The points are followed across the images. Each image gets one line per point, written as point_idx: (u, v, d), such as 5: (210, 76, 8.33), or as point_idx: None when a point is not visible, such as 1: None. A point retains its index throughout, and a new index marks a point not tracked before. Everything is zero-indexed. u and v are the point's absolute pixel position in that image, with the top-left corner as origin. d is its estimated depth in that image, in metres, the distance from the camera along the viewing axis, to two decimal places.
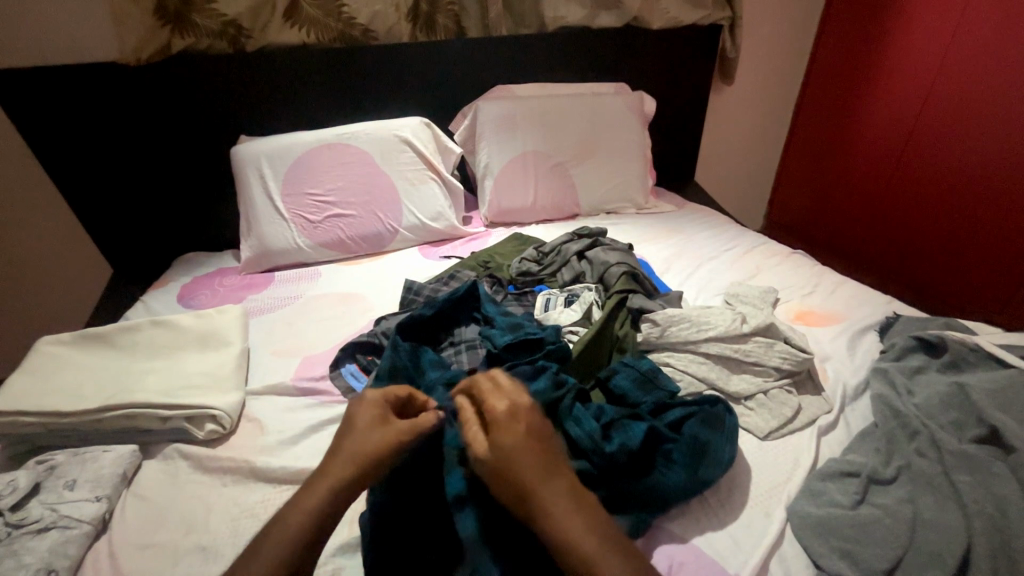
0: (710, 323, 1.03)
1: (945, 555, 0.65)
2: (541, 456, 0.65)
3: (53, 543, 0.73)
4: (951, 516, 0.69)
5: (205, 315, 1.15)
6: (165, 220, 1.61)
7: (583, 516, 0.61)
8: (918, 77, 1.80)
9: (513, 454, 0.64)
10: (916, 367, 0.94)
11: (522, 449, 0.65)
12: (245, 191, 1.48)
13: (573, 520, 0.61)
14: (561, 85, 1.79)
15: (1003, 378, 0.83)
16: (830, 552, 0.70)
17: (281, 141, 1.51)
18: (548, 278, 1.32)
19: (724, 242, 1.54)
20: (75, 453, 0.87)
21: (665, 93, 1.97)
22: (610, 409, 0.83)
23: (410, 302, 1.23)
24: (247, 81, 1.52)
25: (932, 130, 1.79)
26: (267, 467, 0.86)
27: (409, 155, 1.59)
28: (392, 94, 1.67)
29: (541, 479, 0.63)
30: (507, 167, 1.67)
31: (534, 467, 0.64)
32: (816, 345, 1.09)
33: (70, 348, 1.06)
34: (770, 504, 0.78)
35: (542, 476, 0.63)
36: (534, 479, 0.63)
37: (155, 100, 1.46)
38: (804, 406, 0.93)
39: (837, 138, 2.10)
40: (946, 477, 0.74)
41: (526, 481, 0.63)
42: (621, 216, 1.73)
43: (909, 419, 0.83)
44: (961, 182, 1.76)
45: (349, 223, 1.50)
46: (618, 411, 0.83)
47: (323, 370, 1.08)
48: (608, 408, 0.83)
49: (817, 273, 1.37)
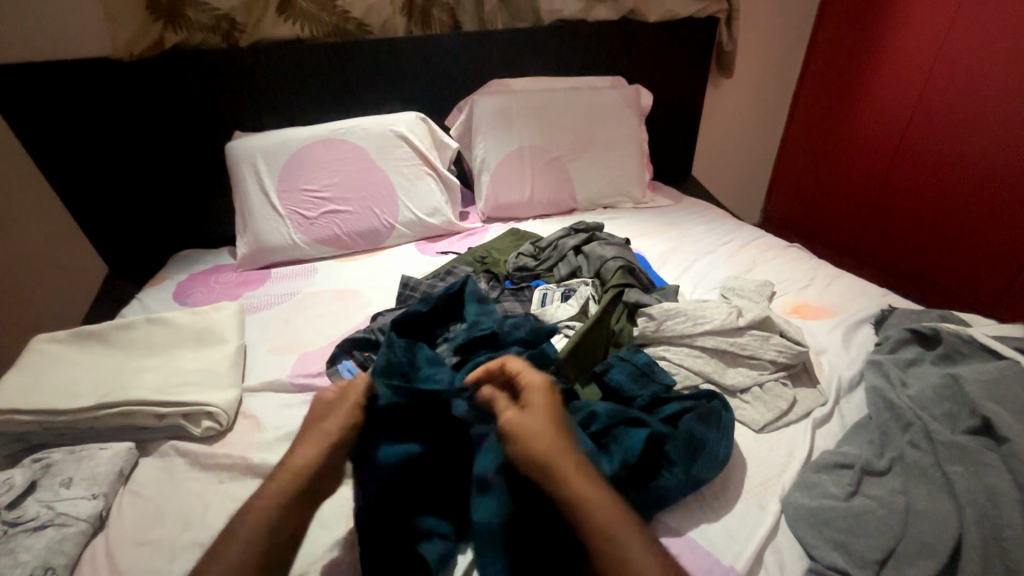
0: (705, 317, 1.03)
1: (936, 545, 0.66)
2: (556, 422, 0.74)
3: (48, 541, 0.73)
4: (943, 506, 0.70)
5: (200, 313, 1.15)
6: (160, 217, 1.60)
7: (597, 478, 0.68)
8: (915, 69, 1.79)
9: (532, 417, 0.74)
10: (909, 360, 0.95)
11: (543, 413, 0.74)
12: (240, 187, 1.47)
13: (584, 484, 0.67)
14: (557, 79, 1.78)
15: (996, 369, 0.83)
16: (823, 544, 0.70)
17: (276, 137, 1.50)
18: (544, 273, 1.32)
19: (720, 236, 1.54)
20: (71, 451, 0.87)
21: (662, 87, 1.96)
22: (600, 410, 0.81)
23: (406, 298, 1.23)
24: (241, 77, 1.51)
25: (928, 124, 1.79)
26: (265, 463, 0.86)
27: (405, 150, 1.58)
28: (388, 89, 1.66)
29: (557, 441, 0.71)
30: (503, 163, 1.66)
31: (548, 429, 0.72)
32: (811, 338, 1.09)
33: (64, 346, 1.05)
34: (764, 497, 0.79)
35: (555, 442, 0.71)
36: (548, 441, 0.71)
37: (148, 96, 1.45)
38: (798, 398, 0.94)
39: (834, 132, 2.10)
40: (938, 468, 0.74)
41: (541, 444, 0.70)
42: (618, 210, 1.72)
43: (902, 411, 0.83)
44: (958, 176, 1.76)
45: (345, 219, 1.50)
46: (606, 408, 0.81)
47: (319, 366, 1.08)
48: (598, 410, 0.81)
49: (813, 266, 1.37)
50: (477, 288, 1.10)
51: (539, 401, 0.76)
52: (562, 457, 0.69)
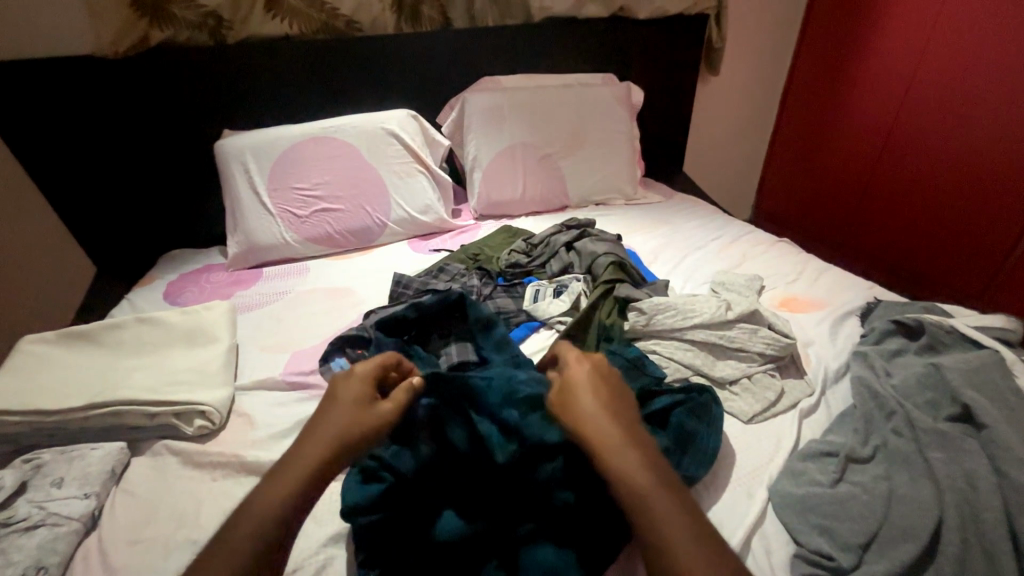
0: (695, 310, 1.04)
1: (918, 528, 0.67)
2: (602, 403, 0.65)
3: (41, 540, 0.73)
4: (923, 491, 0.71)
5: (191, 312, 1.15)
6: (149, 216, 1.59)
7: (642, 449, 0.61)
8: (901, 65, 1.82)
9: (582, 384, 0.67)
10: (893, 350, 0.97)
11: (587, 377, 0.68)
12: (230, 186, 1.47)
13: (631, 448, 0.60)
14: (548, 77, 1.79)
15: (976, 358, 0.85)
16: (809, 529, 0.72)
17: (267, 135, 1.50)
18: (536, 269, 1.33)
19: (711, 232, 1.55)
20: (61, 451, 0.86)
21: (652, 84, 1.97)
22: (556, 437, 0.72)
23: (399, 296, 1.23)
24: (231, 74, 1.49)
25: (914, 119, 1.82)
26: (258, 461, 0.86)
27: (396, 147, 1.58)
28: (378, 87, 1.65)
29: (597, 401, 0.65)
30: (494, 160, 1.67)
31: (596, 414, 0.63)
32: (799, 330, 1.11)
33: (53, 347, 1.04)
34: (753, 485, 0.80)
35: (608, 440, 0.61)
36: (598, 434, 0.62)
37: (134, 95, 1.43)
38: (786, 389, 0.95)
39: (822, 130, 2.12)
40: (920, 454, 0.76)
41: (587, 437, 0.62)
42: (609, 207, 1.74)
43: (886, 400, 0.85)
44: (943, 171, 1.79)
45: (337, 217, 1.49)
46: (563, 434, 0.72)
47: (311, 364, 1.08)
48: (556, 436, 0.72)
49: (800, 261, 1.39)
50: (483, 310, 1.02)
51: (584, 370, 0.69)
52: (620, 453, 0.59)
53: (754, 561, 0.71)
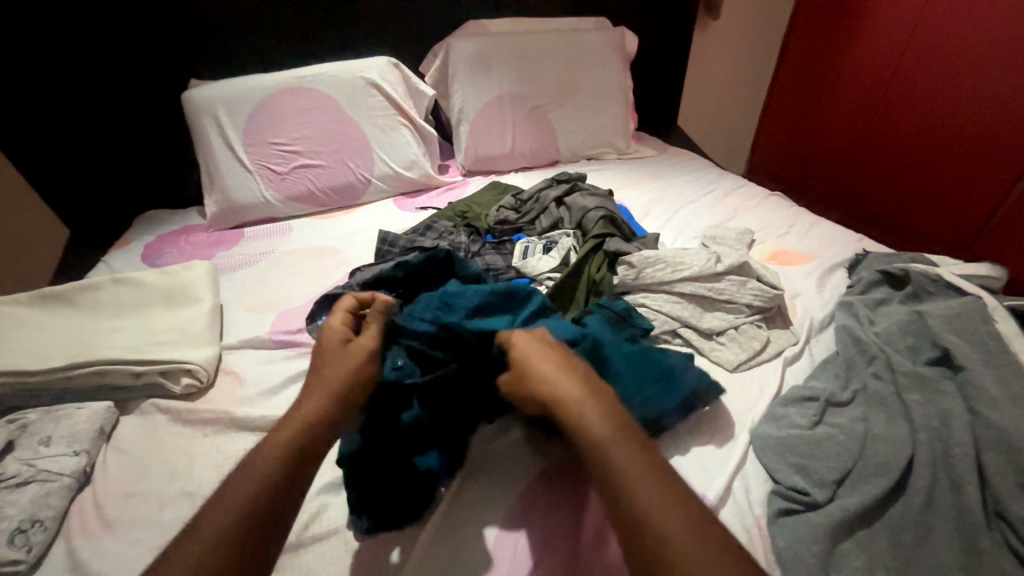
0: (684, 263, 1.03)
1: (890, 464, 0.70)
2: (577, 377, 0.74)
3: (34, 495, 0.73)
4: (898, 431, 0.74)
5: (170, 272, 1.11)
6: (120, 175, 1.51)
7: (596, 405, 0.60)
8: (908, 8, 1.73)
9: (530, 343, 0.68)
10: (879, 300, 0.98)
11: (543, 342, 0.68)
12: (202, 140, 1.39)
13: (584, 409, 0.59)
14: (537, 22, 1.69)
15: (959, 305, 0.86)
16: (787, 468, 0.74)
17: (237, 85, 1.41)
18: (525, 226, 1.30)
19: (703, 187, 1.52)
20: (47, 411, 0.86)
21: (647, 29, 1.87)
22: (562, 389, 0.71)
23: (386, 253, 1.21)
24: (193, 17, 1.38)
25: (916, 68, 1.76)
26: (248, 417, 0.86)
27: (378, 99, 1.50)
28: (356, 32, 1.54)
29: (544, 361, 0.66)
30: (481, 112, 1.59)
31: (556, 376, 0.63)
32: (787, 282, 1.11)
33: (27, 308, 1.01)
34: (736, 429, 0.82)
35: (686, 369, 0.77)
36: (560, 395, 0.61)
37: (88, 40, 1.32)
38: (772, 338, 0.96)
39: (821, 80, 2.04)
40: (898, 397, 0.79)
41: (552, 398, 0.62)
42: (601, 161, 1.68)
43: (868, 346, 0.87)
44: (941, 122, 1.75)
45: (317, 174, 1.43)
46: None
47: (298, 323, 1.07)
48: None
49: (792, 214, 1.38)
50: (471, 267, 1.02)
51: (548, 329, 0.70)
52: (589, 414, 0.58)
53: (736, 502, 0.73)
